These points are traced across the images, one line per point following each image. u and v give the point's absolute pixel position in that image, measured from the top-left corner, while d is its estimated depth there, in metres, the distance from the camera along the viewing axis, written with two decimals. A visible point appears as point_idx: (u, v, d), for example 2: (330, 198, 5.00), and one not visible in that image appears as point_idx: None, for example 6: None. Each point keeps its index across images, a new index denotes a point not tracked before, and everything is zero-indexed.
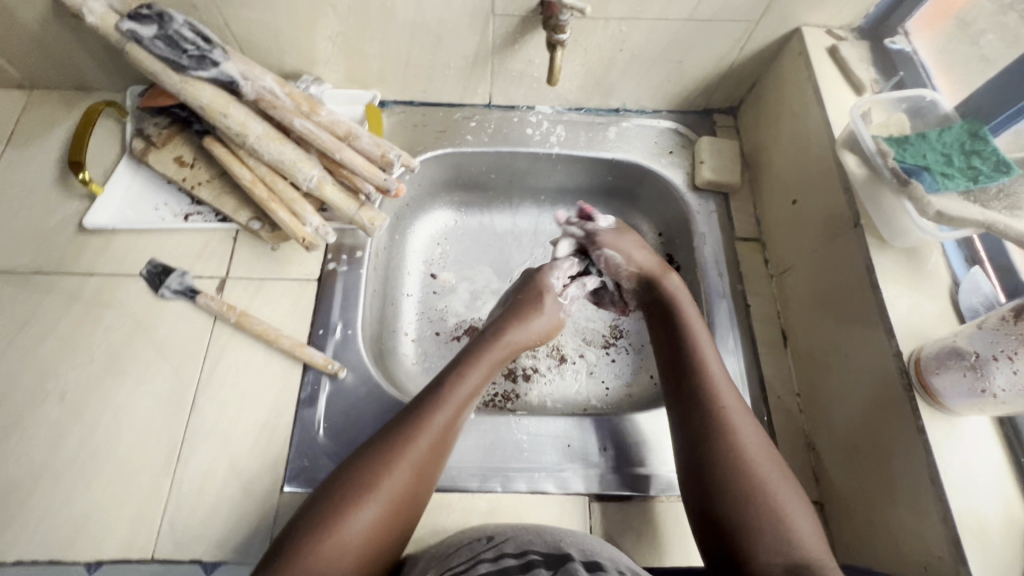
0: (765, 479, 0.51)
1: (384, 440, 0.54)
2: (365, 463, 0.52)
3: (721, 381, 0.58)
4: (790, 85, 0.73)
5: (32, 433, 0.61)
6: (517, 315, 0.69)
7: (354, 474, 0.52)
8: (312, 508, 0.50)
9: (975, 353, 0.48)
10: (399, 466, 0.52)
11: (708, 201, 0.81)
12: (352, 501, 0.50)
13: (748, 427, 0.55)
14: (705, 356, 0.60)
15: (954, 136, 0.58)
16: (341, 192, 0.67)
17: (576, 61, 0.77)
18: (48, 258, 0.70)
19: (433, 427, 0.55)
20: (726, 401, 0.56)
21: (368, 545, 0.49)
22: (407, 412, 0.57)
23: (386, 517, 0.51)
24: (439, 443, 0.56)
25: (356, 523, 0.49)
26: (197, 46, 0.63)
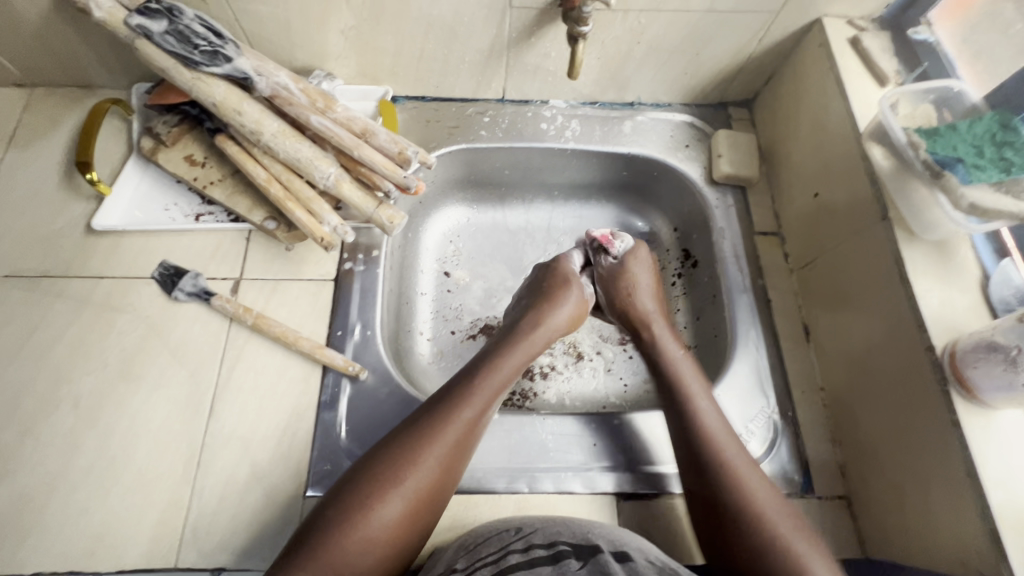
0: (773, 523, 0.51)
1: (412, 428, 0.53)
2: (391, 452, 0.51)
3: (718, 431, 0.57)
4: (810, 77, 0.72)
5: (47, 441, 0.60)
6: (544, 308, 0.68)
7: (383, 463, 0.51)
8: (340, 490, 0.50)
9: (1015, 348, 0.47)
10: (423, 461, 0.51)
11: (726, 194, 0.80)
12: (378, 490, 0.49)
13: (745, 466, 0.55)
14: (694, 397, 0.60)
15: (984, 128, 0.57)
16: (358, 190, 0.65)
17: (593, 55, 0.75)
18: (56, 261, 0.69)
19: (460, 422, 0.54)
20: (726, 451, 0.56)
21: (395, 537, 0.48)
22: (436, 404, 0.56)
23: (413, 510, 0.50)
24: (465, 440, 0.54)
25: (383, 514, 0.48)
26: (209, 41, 0.62)
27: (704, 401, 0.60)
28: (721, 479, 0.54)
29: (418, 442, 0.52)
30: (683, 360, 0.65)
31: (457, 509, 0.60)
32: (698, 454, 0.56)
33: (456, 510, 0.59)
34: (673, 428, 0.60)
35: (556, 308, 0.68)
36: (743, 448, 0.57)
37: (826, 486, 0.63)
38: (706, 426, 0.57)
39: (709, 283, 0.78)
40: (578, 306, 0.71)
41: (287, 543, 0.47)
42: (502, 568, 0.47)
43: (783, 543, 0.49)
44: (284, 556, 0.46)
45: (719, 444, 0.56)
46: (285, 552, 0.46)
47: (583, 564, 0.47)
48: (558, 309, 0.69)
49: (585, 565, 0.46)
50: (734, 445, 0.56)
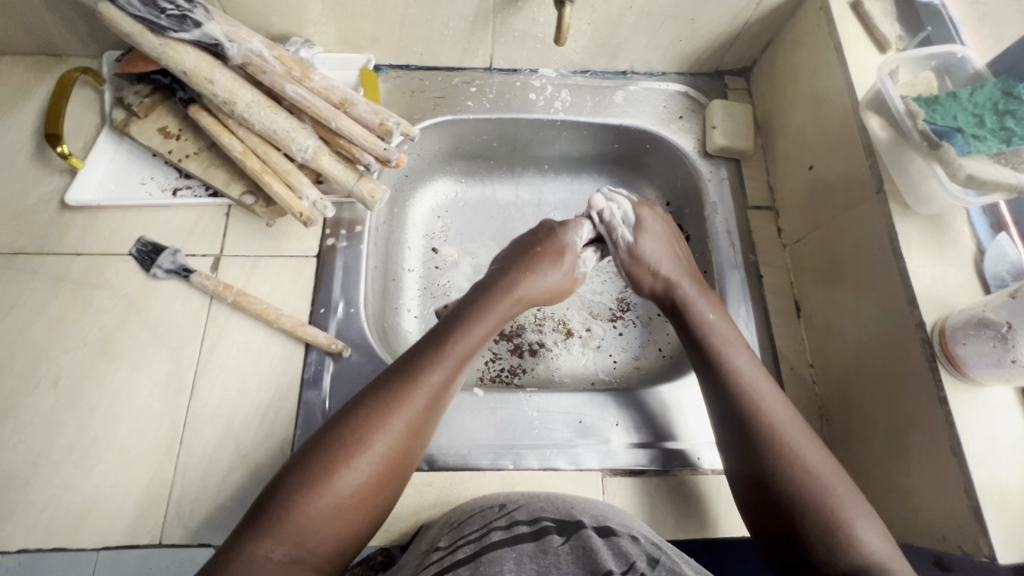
0: (819, 477, 0.50)
1: (382, 390, 0.52)
2: (358, 416, 0.50)
3: (750, 380, 0.56)
4: (807, 44, 0.70)
5: (28, 419, 0.59)
6: (532, 266, 0.67)
7: (348, 428, 0.49)
8: (303, 456, 0.48)
9: (1006, 325, 0.46)
10: (391, 422, 0.51)
11: (720, 167, 0.78)
12: (344, 454, 0.48)
13: (792, 421, 0.53)
14: (725, 347, 0.59)
15: (985, 95, 0.55)
16: (338, 162, 0.64)
17: (583, 20, 0.72)
18: (30, 237, 0.67)
19: (427, 385, 0.53)
20: (758, 393, 0.55)
21: (354, 504, 0.47)
22: (405, 367, 0.55)
23: (378, 473, 0.49)
24: (433, 403, 0.54)
25: (347, 478, 0.47)
26: (177, 4, 0.58)
27: (742, 352, 0.59)
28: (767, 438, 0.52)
29: (385, 404, 0.51)
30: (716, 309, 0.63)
31: (443, 487, 0.59)
32: (733, 411, 0.55)
33: (442, 487, 0.59)
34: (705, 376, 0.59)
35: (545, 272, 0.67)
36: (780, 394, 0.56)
37: None
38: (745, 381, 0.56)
39: (700, 259, 0.77)
40: (564, 277, 0.69)
41: (245, 515, 0.45)
42: (483, 545, 0.46)
43: (836, 498, 0.48)
44: (244, 524, 0.45)
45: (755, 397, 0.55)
46: (240, 525, 0.44)
47: (566, 539, 0.46)
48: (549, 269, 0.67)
49: (568, 540, 0.46)
50: (783, 409, 0.54)
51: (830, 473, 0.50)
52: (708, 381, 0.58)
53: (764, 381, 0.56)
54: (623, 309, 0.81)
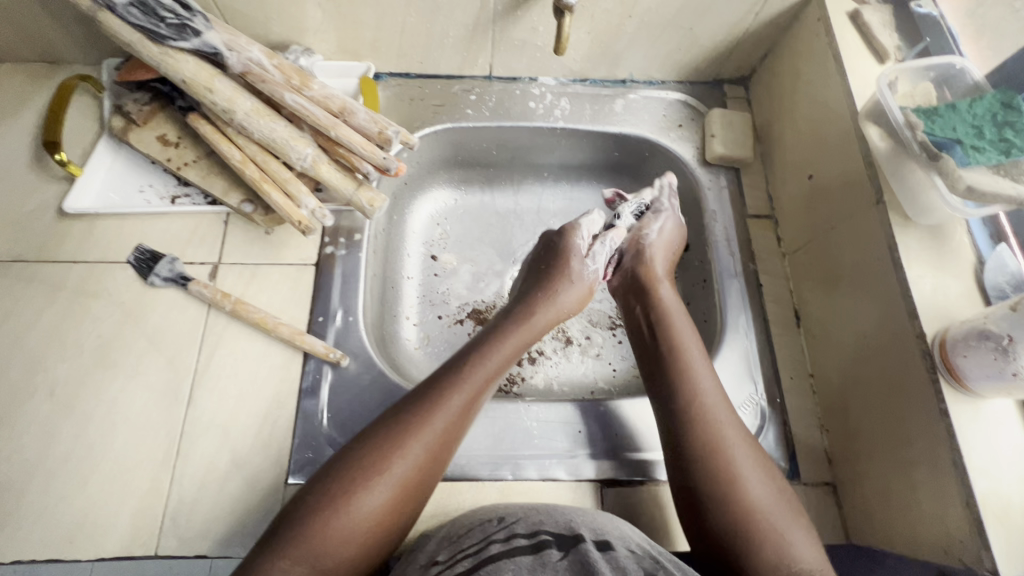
0: (750, 490, 0.50)
1: (405, 411, 0.53)
2: (379, 436, 0.51)
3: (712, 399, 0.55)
4: (806, 54, 0.70)
5: (22, 429, 0.59)
6: (546, 287, 0.67)
7: (370, 448, 0.50)
8: (327, 476, 0.48)
9: (1007, 337, 0.46)
10: (413, 447, 0.50)
11: (719, 176, 0.78)
12: (366, 478, 0.48)
13: (733, 430, 0.54)
14: (687, 354, 0.59)
15: (984, 107, 0.55)
16: (337, 171, 0.64)
17: (582, 29, 0.72)
18: (28, 245, 0.67)
19: (451, 407, 0.53)
20: (709, 402, 0.55)
21: (377, 528, 0.47)
22: (427, 389, 0.55)
23: (400, 497, 0.49)
24: (455, 429, 0.53)
25: (368, 500, 0.47)
26: (177, 14, 0.59)
27: (700, 363, 0.58)
28: (712, 455, 0.52)
29: (407, 430, 0.51)
30: (675, 326, 0.63)
31: (441, 498, 0.59)
32: (677, 418, 0.55)
33: (440, 498, 0.59)
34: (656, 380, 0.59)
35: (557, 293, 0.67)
36: (730, 408, 0.56)
37: (811, 472, 0.62)
38: (704, 399, 0.55)
39: (700, 267, 0.77)
40: (581, 290, 0.69)
41: (265, 532, 0.46)
42: (480, 559, 0.46)
43: (765, 511, 0.49)
44: (265, 545, 0.45)
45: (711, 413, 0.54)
46: (261, 543, 0.45)
47: (565, 554, 0.46)
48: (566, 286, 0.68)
49: (566, 555, 0.46)
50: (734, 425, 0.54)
51: (762, 484, 0.51)
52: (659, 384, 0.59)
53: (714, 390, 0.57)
54: (622, 317, 0.81)
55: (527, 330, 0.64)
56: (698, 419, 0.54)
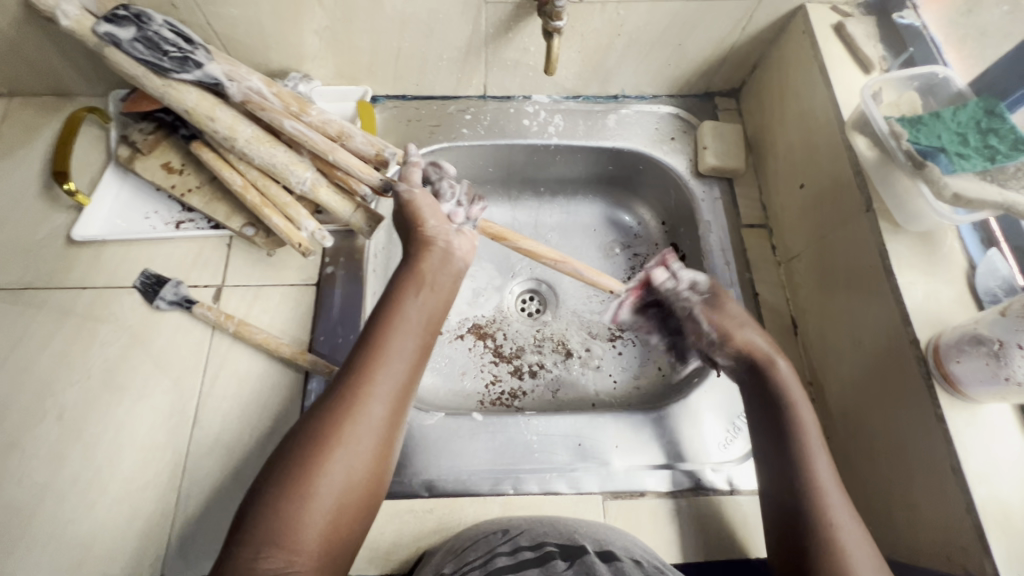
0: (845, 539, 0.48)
1: (335, 385, 0.49)
2: (314, 422, 0.47)
3: (828, 480, 0.51)
4: (793, 66, 0.71)
5: (32, 453, 0.60)
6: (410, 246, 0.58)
7: (310, 431, 0.47)
8: (277, 458, 0.47)
9: (997, 342, 0.46)
10: (355, 417, 0.48)
11: (713, 186, 0.79)
12: (315, 453, 0.46)
13: (834, 477, 0.52)
14: (795, 397, 0.56)
15: (968, 115, 0.56)
16: (336, 194, 0.65)
17: (573, 48, 0.74)
18: (38, 272, 0.69)
19: (383, 379, 0.50)
20: (813, 453, 0.53)
21: (342, 502, 0.46)
22: (354, 358, 0.51)
23: (361, 469, 0.47)
24: (397, 391, 0.50)
25: (326, 484, 0.45)
26: (178, 47, 0.61)
27: (812, 420, 0.55)
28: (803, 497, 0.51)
29: (343, 402, 0.48)
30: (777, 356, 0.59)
31: (443, 513, 0.59)
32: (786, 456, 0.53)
33: (442, 513, 0.59)
34: (756, 417, 0.58)
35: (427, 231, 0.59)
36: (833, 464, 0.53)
37: None
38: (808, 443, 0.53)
39: None
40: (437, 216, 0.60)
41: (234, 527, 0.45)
42: (488, 571, 0.46)
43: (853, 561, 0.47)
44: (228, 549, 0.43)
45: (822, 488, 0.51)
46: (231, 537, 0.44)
47: (570, 564, 0.46)
48: (427, 221, 0.59)
49: (571, 565, 0.46)
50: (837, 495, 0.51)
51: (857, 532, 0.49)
52: (759, 414, 0.57)
53: (817, 437, 0.54)
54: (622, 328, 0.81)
55: (423, 277, 0.56)
56: (796, 460, 0.53)
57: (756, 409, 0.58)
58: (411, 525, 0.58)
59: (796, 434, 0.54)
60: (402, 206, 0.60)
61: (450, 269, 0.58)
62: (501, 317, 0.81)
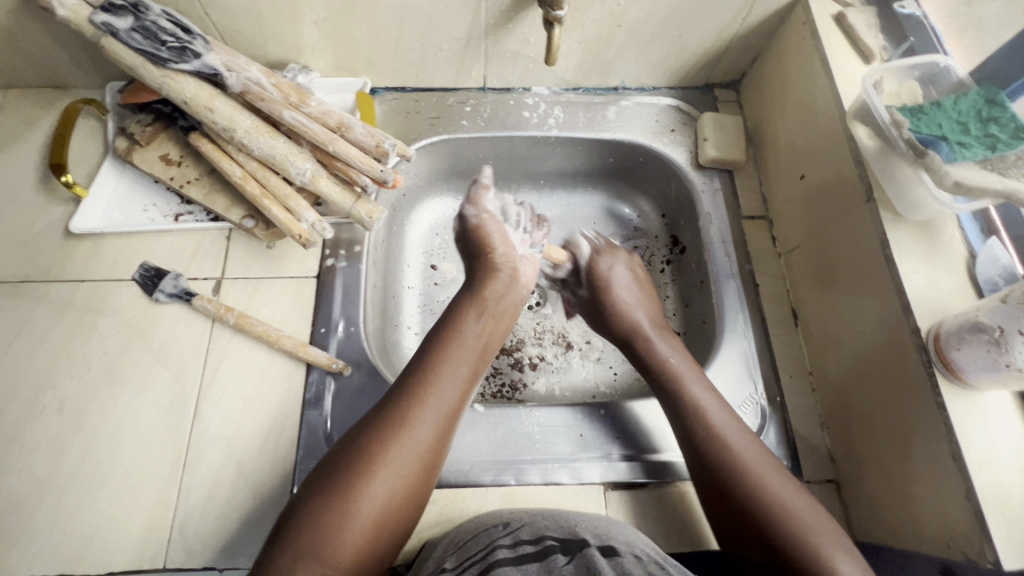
0: (782, 504, 0.50)
1: (391, 402, 0.53)
2: (368, 434, 0.51)
3: (717, 416, 0.57)
4: (794, 56, 0.71)
5: (32, 446, 0.60)
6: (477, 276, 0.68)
7: (362, 441, 0.50)
8: (321, 479, 0.48)
9: (999, 329, 0.46)
10: (404, 438, 0.51)
11: (713, 178, 0.79)
12: (365, 465, 0.48)
13: (743, 439, 0.55)
14: (688, 382, 0.60)
15: (969, 103, 0.56)
16: (336, 184, 0.65)
17: (573, 39, 0.74)
18: (36, 265, 0.68)
19: (437, 403, 0.54)
20: (718, 424, 0.56)
21: (380, 522, 0.47)
22: (408, 380, 0.56)
23: (402, 491, 0.49)
24: (448, 412, 0.54)
25: (371, 495, 0.47)
26: (176, 37, 0.61)
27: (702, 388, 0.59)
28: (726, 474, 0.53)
29: (398, 416, 0.52)
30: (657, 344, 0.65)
31: (445, 504, 0.59)
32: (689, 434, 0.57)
33: (444, 504, 0.59)
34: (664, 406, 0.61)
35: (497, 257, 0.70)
36: (743, 428, 0.57)
37: (814, 470, 0.62)
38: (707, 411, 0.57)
39: (697, 269, 0.77)
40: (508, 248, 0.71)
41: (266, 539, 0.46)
42: (488, 565, 0.47)
43: (797, 525, 0.49)
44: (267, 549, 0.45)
45: (716, 429, 0.56)
46: (263, 551, 0.45)
47: (570, 558, 0.47)
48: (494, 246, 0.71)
49: (572, 560, 0.47)
50: (732, 424, 0.56)
51: (784, 488, 0.52)
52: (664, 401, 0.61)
53: (718, 406, 0.58)
54: None
55: (485, 303, 0.65)
56: (706, 436, 0.56)
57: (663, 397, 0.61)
58: None
59: (694, 411, 0.57)
60: (470, 230, 0.73)
61: (509, 299, 0.67)
62: None
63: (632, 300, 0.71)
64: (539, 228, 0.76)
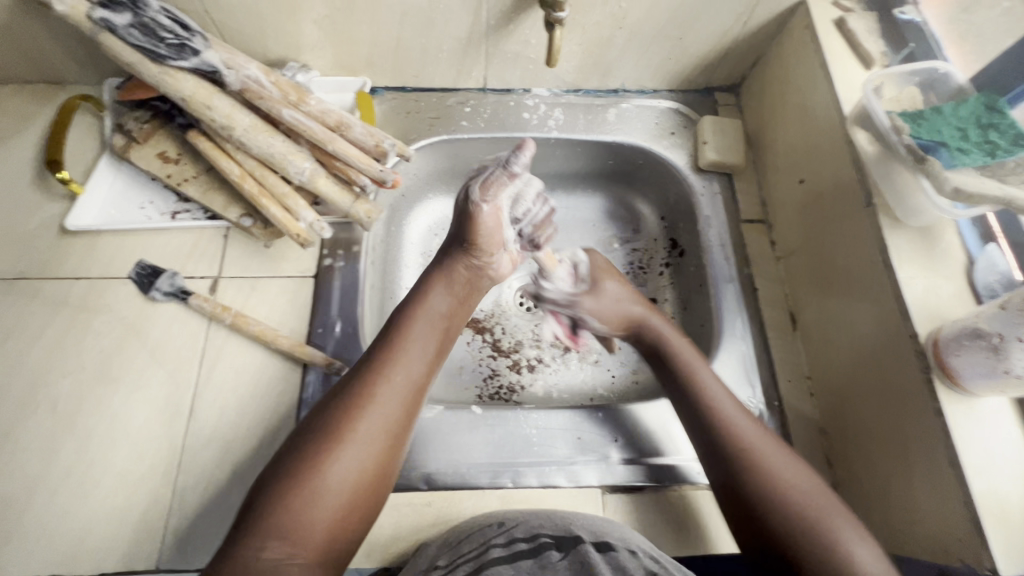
0: (794, 496, 0.50)
1: (348, 381, 0.52)
2: (329, 413, 0.50)
3: (724, 402, 0.57)
4: (795, 61, 0.71)
5: (25, 445, 0.59)
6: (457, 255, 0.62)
7: (320, 423, 0.49)
8: (285, 455, 0.48)
9: (998, 336, 0.46)
10: (367, 414, 0.50)
11: (713, 181, 0.79)
12: (325, 447, 0.48)
13: (753, 428, 0.55)
14: (696, 372, 0.59)
15: (969, 110, 0.56)
16: (335, 184, 0.65)
17: (574, 41, 0.74)
18: (31, 262, 0.68)
19: (401, 380, 0.53)
20: (727, 414, 0.56)
21: (350, 496, 0.47)
22: (367, 358, 0.54)
23: (370, 464, 0.49)
24: (411, 389, 0.53)
25: (336, 478, 0.47)
26: (175, 34, 0.60)
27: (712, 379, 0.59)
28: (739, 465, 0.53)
29: (358, 395, 0.51)
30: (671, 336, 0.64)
31: (441, 506, 0.59)
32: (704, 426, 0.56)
33: (440, 506, 0.59)
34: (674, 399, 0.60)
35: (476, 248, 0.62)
36: (751, 417, 0.56)
37: None
38: (716, 403, 0.57)
39: (696, 273, 0.77)
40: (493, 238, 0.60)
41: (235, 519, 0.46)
42: (480, 564, 0.47)
43: (813, 519, 0.49)
44: (233, 534, 0.45)
45: (725, 417, 0.56)
46: (232, 528, 0.45)
47: (565, 554, 0.48)
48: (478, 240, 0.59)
49: (567, 556, 0.48)
50: (749, 428, 0.55)
51: (797, 478, 0.52)
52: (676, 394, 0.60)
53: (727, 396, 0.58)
54: None
55: (448, 274, 0.62)
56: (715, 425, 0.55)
57: (672, 390, 0.60)
58: (409, 519, 0.58)
59: (705, 401, 0.57)
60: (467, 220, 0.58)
61: (474, 278, 0.64)
62: (500, 311, 0.81)
63: (619, 293, 0.67)
64: (540, 229, 0.63)
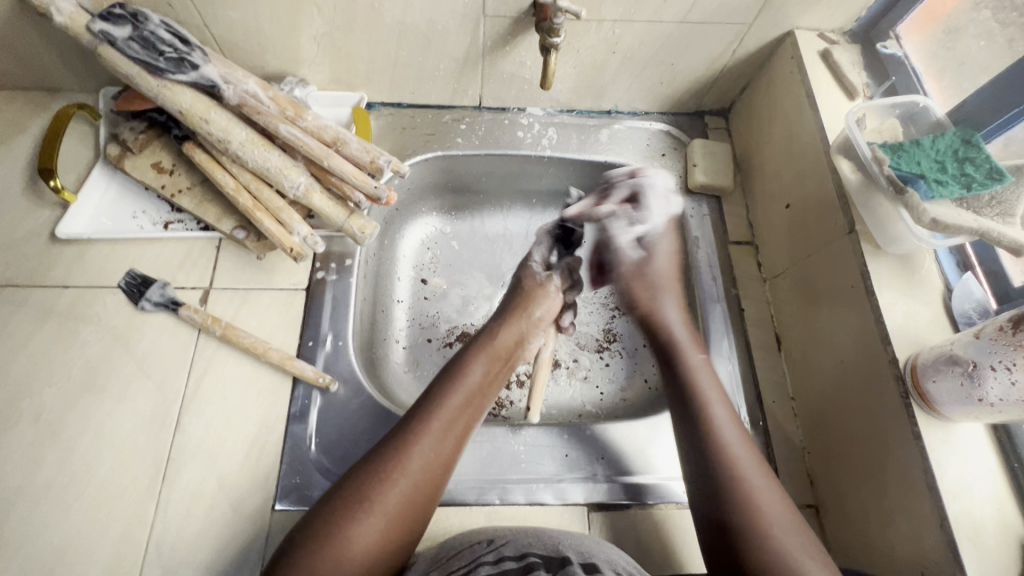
0: (763, 517, 0.49)
1: (401, 429, 0.54)
2: (381, 455, 0.51)
3: (715, 402, 0.57)
4: (782, 89, 0.73)
5: (6, 456, 0.58)
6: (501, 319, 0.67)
7: (369, 465, 0.51)
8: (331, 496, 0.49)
9: (971, 363, 0.48)
10: (412, 460, 0.51)
11: (701, 204, 0.81)
12: (372, 490, 0.49)
13: (736, 438, 0.55)
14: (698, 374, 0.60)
15: (946, 144, 0.58)
16: (329, 199, 0.65)
17: (568, 64, 0.76)
18: (19, 270, 0.67)
19: (446, 429, 0.54)
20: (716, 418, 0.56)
21: (372, 560, 0.47)
22: (420, 405, 0.56)
23: (393, 530, 0.49)
24: (455, 439, 0.55)
25: (372, 522, 0.47)
26: (175, 48, 0.61)
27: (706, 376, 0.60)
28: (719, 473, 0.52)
29: (405, 440, 0.52)
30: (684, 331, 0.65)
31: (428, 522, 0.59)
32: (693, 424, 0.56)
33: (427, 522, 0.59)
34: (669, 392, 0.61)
35: (524, 320, 0.67)
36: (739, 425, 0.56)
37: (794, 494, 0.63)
38: (712, 403, 0.57)
39: None
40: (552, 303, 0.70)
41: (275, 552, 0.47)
42: None
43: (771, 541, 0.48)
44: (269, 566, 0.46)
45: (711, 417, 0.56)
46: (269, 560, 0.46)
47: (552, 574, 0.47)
48: (535, 309, 0.68)
49: None
50: (748, 456, 0.53)
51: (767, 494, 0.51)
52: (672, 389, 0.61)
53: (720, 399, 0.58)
54: (609, 339, 0.82)
55: (494, 349, 0.63)
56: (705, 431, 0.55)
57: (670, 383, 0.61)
58: None
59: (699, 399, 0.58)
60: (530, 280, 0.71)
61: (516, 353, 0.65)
62: None
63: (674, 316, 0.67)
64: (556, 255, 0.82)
